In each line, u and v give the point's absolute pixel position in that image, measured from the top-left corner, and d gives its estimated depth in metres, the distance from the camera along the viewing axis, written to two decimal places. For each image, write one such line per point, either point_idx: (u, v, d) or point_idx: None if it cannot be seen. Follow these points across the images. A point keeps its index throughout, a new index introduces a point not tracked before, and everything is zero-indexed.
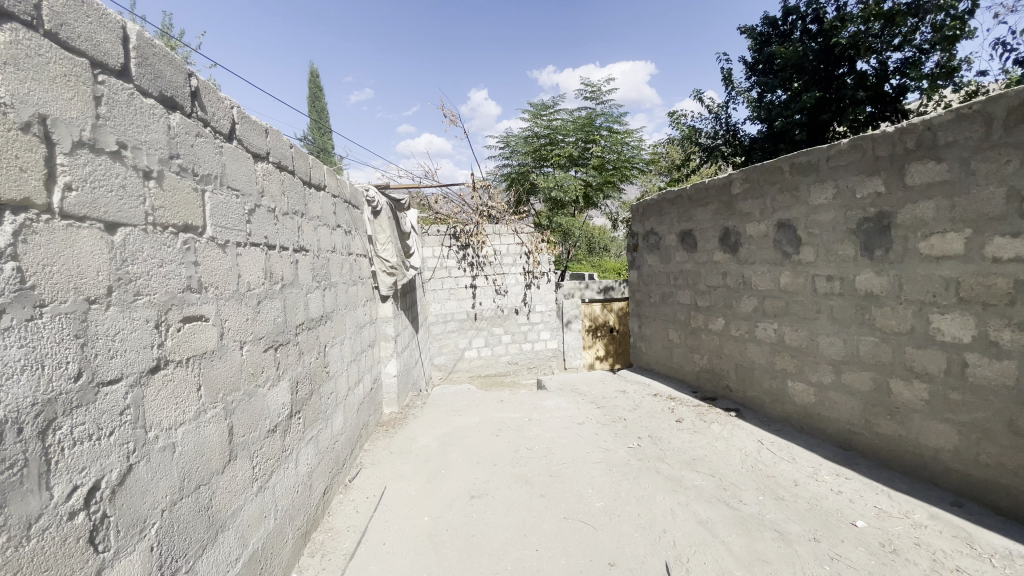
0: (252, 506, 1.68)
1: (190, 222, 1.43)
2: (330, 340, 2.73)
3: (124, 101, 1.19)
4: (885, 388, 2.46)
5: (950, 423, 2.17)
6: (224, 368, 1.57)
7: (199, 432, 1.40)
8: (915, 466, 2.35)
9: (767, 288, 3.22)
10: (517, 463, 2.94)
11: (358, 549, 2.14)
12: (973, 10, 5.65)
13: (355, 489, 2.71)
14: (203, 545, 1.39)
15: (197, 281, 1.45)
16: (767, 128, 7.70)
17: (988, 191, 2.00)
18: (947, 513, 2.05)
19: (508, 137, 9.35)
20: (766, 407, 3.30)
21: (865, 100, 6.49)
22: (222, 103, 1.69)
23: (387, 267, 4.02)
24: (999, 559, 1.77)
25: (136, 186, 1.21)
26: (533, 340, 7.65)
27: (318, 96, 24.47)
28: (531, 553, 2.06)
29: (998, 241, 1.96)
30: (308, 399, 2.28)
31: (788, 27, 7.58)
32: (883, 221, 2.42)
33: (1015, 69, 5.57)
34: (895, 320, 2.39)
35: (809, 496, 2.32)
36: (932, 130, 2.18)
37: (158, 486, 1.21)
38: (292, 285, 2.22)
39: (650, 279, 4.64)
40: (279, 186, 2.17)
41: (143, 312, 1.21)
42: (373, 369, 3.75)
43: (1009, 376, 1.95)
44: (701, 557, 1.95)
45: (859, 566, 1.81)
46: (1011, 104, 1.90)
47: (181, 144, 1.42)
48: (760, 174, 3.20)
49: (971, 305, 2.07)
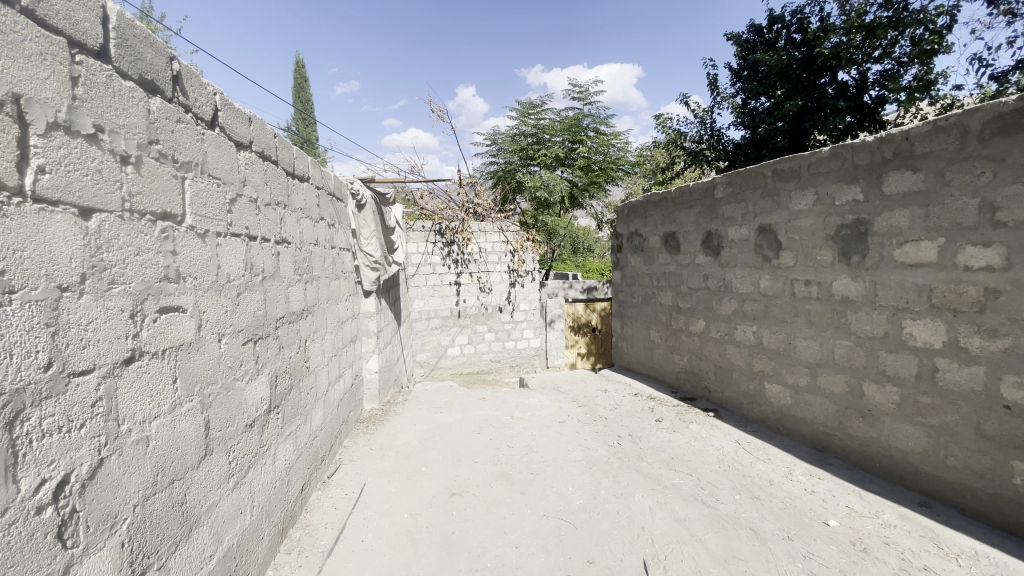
0: (227, 502, 1.64)
1: (168, 211, 1.39)
2: (311, 334, 2.68)
3: (102, 83, 1.15)
4: (859, 391, 2.53)
5: (919, 426, 2.24)
6: (202, 360, 1.53)
7: (174, 427, 1.37)
8: (885, 467, 2.42)
9: (747, 291, 3.27)
10: (498, 461, 2.94)
11: (336, 546, 2.12)
12: (950, 25, 5.78)
13: (334, 485, 2.67)
14: (176, 541, 1.36)
15: (175, 271, 1.41)
16: (751, 133, 7.85)
17: (962, 202, 2.06)
18: (916, 514, 2.11)
19: (494, 135, 9.30)
20: (743, 408, 3.37)
21: (845, 110, 6.66)
22: (204, 89, 1.65)
23: (371, 262, 3.98)
24: (964, 558, 1.83)
25: (113, 170, 1.18)
26: (516, 338, 7.71)
27: (303, 87, 24.08)
28: (510, 550, 2.06)
29: (969, 250, 2.03)
30: (287, 394, 2.25)
31: (773, 36, 7.71)
32: (860, 228, 2.49)
33: (989, 84, 5.73)
34: (870, 325, 2.46)
35: (783, 496, 2.37)
36: (910, 141, 2.25)
37: (129, 481, 1.18)
38: (273, 277, 2.18)
39: (633, 280, 4.69)
40: (262, 176, 2.12)
41: (118, 301, 1.17)
42: (355, 365, 3.71)
43: (978, 381, 2.02)
44: (679, 555, 1.98)
45: (831, 565, 1.85)
46: (987, 118, 1.96)
47: (160, 130, 1.38)
48: (743, 179, 3.26)
49: (942, 311, 2.13)
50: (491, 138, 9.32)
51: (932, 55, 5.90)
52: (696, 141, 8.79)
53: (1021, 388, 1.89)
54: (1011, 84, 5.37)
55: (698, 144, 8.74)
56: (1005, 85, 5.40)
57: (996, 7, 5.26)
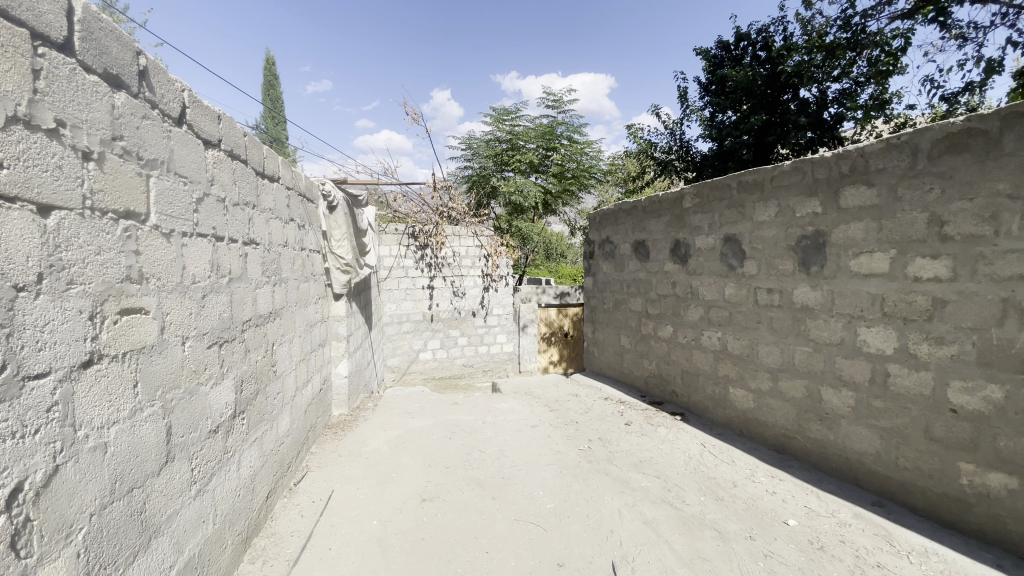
0: (189, 511, 1.59)
1: (132, 209, 1.35)
2: (279, 338, 2.62)
3: (65, 77, 1.11)
4: (817, 395, 2.64)
5: (873, 428, 2.36)
6: (164, 364, 1.49)
7: (134, 432, 1.32)
8: (841, 468, 2.53)
9: (713, 298, 3.37)
10: (469, 466, 2.93)
11: (303, 554, 2.07)
12: (904, 48, 6.12)
13: (301, 492, 2.62)
14: (134, 551, 1.31)
15: (138, 271, 1.37)
16: (718, 146, 8.12)
17: (912, 216, 2.18)
18: (869, 513, 2.22)
19: (469, 140, 9.32)
20: (708, 411, 3.46)
21: (806, 125, 6.97)
22: (172, 85, 1.61)
23: (341, 264, 3.92)
24: (915, 555, 1.92)
25: (74, 167, 1.14)
26: (489, 342, 7.72)
27: (272, 84, 23.49)
28: (481, 555, 2.07)
29: (919, 262, 2.16)
30: (253, 399, 2.19)
31: (739, 52, 8.00)
32: (819, 239, 2.61)
33: (939, 104, 6.09)
34: (827, 332, 2.58)
35: (746, 496, 2.45)
36: (865, 158, 2.37)
37: (85, 489, 1.13)
38: (240, 279, 2.12)
39: (604, 286, 4.77)
40: (230, 175, 2.07)
41: (76, 302, 1.13)
42: (324, 370, 3.65)
43: (925, 386, 2.14)
44: (646, 556, 2.02)
45: (791, 563, 1.93)
46: (936, 137, 2.09)
47: (125, 125, 1.34)
48: (709, 190, 3.36)
49: (894, 319, 2.26)
50: (465, 143, 9.35)
51: (887, 76, 6.23)
52: (666, 152, 9.01)
53: (966, 392, 2.01)
54: (960, 105, 5.74)
55: (668, 155, 8.96)
56: (955, 105, 5.75)
57: (947, 32, 5.60)
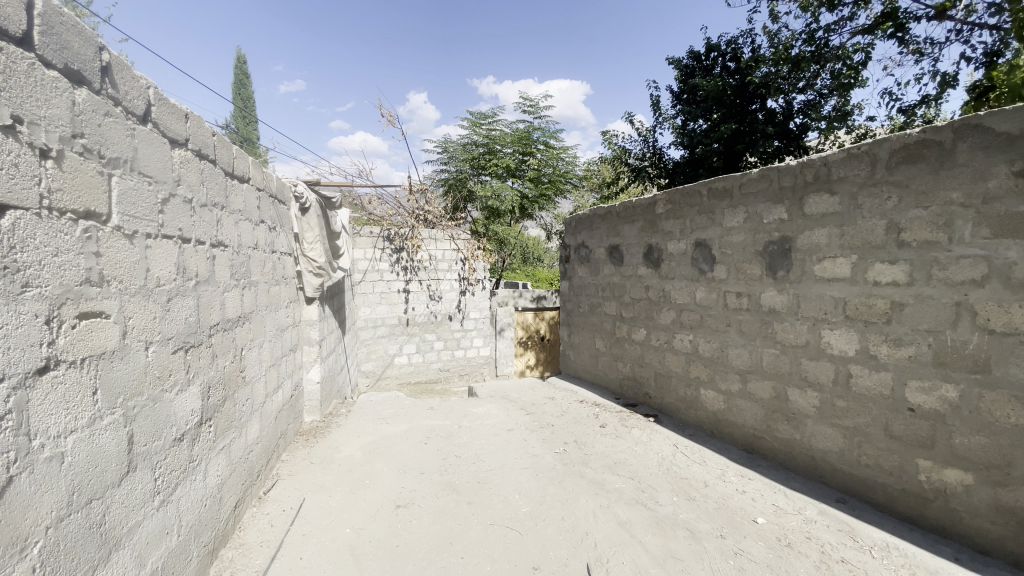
0: (152, 522, 1.53)
1: (92, 209, 1.30)
2: (248, 343, 2.56)
3: (22, 71, 1.08)
4: (784, 396, 2.72)
5: (836, 428, 2.45)
6: (126, 370, 1.44)
7: (92, 442, 1.27)
8: (807, 466, 2.61)
9: (684, 301, 3.44)
10: (445, 471, 2.91)
11: (273, 565, 2.02)
12: (865, 62, 6.40)
13: (271, 501, 2.55)
14: (93, 565, 1.25)
15: (98, 274, 1.32)
16: (689, 153, 8.32)
17: (871, 223, 2.28)
18: (834, 509, 2.29)
19: (445, 143, 9.29)
20: (680, 413, 3.52)
21: (773, 135, 7.21)
22: (136, 82, 1.56)
23: (313, 267, 3.85)
24: (877, 550, 2.00)
25: (31, 165, 1.09)
26: (465, 346, 7.69)
27: (243, 83, 23.04)
28: (456, 561, 2.05)
29: (878, 267, 2.25)
30: (220, 406, 2.12)
31: (710, 63, 8.21)
32: (786, 245, 2.70)
33: (897, 116, 6.38)
34: (793, 334, 2.66)
35: (717, 496, 2.51)
36: (827, 166, 2.46)
37: (41, 501, 1.08)
38: (207, 282, 2.06)
39: (579, 290, 4.81)
40: (198, 175, 2.02)
41: (31, 306, 1.08)
42: (295, 376, 3.57)
43: (885, 386, 2.23)
44: (621, 557, 2.04)
45: (759, 560, 1.98)
46: (893, 147, 2.19)
47: (86, 122, 1.29)
48: (681, 196, 3.44)
49: (856, 322, 2.35)
50: (441, 146, 9.32)
51: (849, 88, 6.50)
52: (640, 159, 9.18)
53: (922, 392, 2.10)
54: (916, 117, 6.02)
55: (641, 161, 9.13)
56: (912, 117, 6.04)
57: (905, 47, 5.88)
